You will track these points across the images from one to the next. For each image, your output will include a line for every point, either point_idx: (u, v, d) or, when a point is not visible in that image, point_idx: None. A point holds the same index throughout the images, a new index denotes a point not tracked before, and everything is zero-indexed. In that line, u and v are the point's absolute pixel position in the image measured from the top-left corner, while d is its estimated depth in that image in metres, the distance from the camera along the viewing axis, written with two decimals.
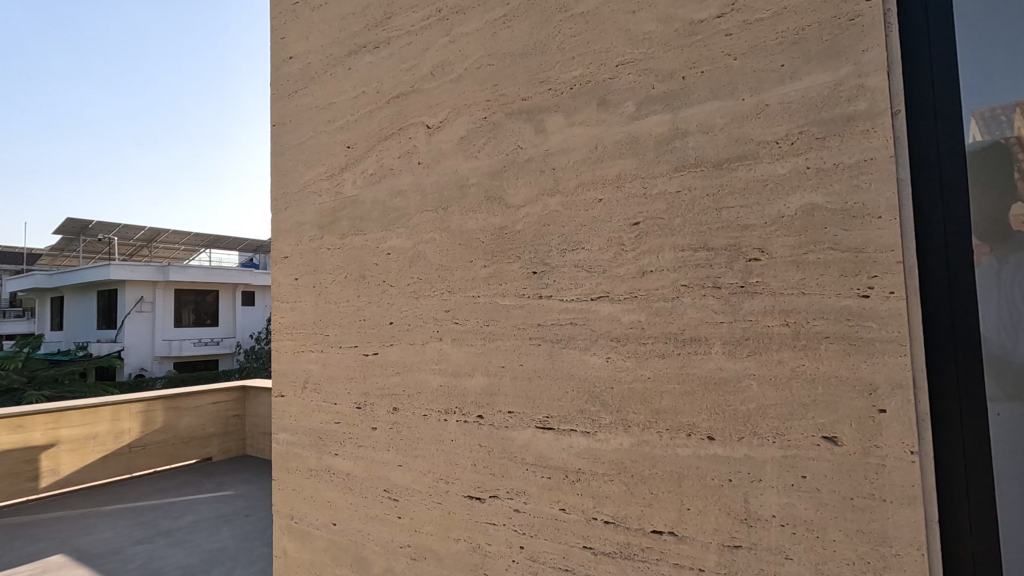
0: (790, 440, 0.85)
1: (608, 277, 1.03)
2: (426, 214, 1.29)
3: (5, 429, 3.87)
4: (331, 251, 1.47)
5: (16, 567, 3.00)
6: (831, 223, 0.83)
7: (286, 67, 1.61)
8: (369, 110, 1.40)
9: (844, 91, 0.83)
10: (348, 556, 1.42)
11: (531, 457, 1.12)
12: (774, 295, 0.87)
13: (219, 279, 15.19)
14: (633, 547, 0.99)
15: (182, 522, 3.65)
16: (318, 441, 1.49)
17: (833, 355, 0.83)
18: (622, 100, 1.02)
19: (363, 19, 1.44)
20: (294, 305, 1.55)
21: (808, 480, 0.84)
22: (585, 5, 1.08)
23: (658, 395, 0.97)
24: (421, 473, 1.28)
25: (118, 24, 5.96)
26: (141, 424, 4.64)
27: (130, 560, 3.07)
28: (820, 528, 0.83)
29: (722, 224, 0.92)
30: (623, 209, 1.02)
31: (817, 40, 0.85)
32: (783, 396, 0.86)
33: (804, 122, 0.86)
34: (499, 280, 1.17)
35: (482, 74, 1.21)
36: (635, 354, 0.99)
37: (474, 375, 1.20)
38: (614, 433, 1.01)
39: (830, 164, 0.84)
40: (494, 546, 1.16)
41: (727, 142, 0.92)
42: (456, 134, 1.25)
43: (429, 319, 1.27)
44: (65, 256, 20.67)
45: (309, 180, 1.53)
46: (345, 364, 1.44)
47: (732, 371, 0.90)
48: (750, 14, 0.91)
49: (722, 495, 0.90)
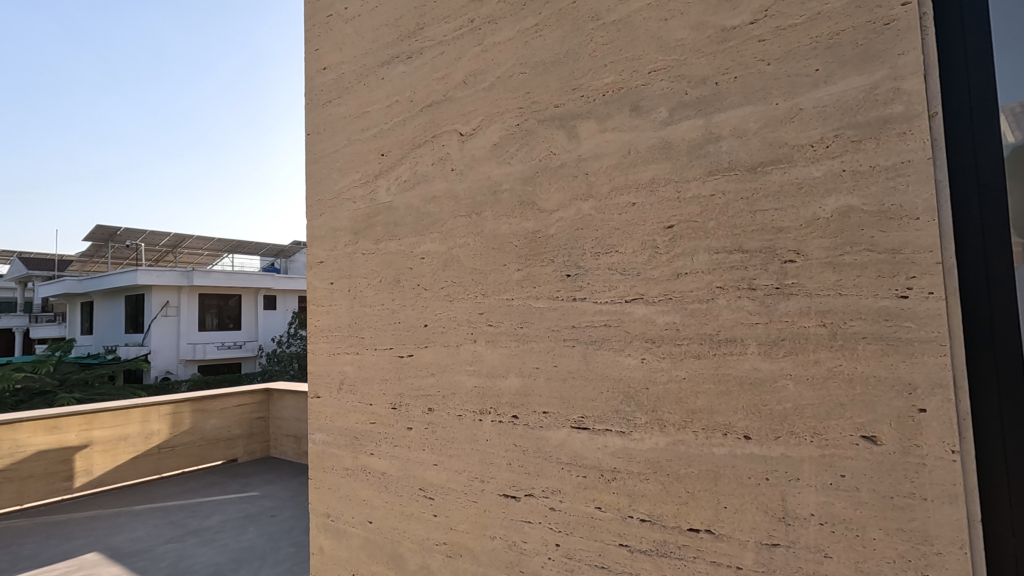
0: (828, 440, 0.86)
1: (642, 279, 1.05)
2: (460, 219, 1.32)
3: (42, 430, 4.02)
4: (365, 256, 1.52)
5: (53, 564, 3.10)
6: (868, 224, 0.84)
7: (320, 77, 1.66)
8: (403, 119, 1.44)
9: (880, 93, 0.84)
10: (384, 553, 1.45)
11: (566, 456, 1.14)
12: (810, 296, 0.88)
13: (241, 283, 15.65)
14: (670, 545, 1.01)
15: (210, 522, 3.74)
16: (354, 441, 1.53)
17: (872, 355, 0.84)
18: (655, 106, 1.04)
19: (396, 30, 1.48)
20: (329, 309, 1.60)
21: (847, 479, 0.85)
22: (617, 13, 1.10)
23: (694, 395, 0.98)
24: (456, 472, 1.31)
25: (144, 34, 6.22)
26: (171, 425, 4.76)
27: (161, 560, 3.15)
28: (859, 526, 0.84)
29: (756, 227, 0.93)
30: (657, 214, 1.04)
31: (852, 44, 0.86)
32: (820, 396, 0.87)
33: (839, 125, 0.87)
34: (533, 283, 1.19)
35: (514, 82, 1.24)
36: (670, 355, 1.01)
37: (508, 376, 1.23)
38: (650, 433, 1.03)
39: (866, 167, 0.85)
40: (530, 544, 1.19)
41: (760, 146, 0.93)
42: (489, 141, 1.28)
43: (463, 321, 1.30)
44: (94, 262, 21.27)
45: (343, 187, 1.58)
46: (379, 366, 1.48)
47: (768, 371, 0.91)
48: (783, 19, 0.92)
49: (759, 494, 0.92)
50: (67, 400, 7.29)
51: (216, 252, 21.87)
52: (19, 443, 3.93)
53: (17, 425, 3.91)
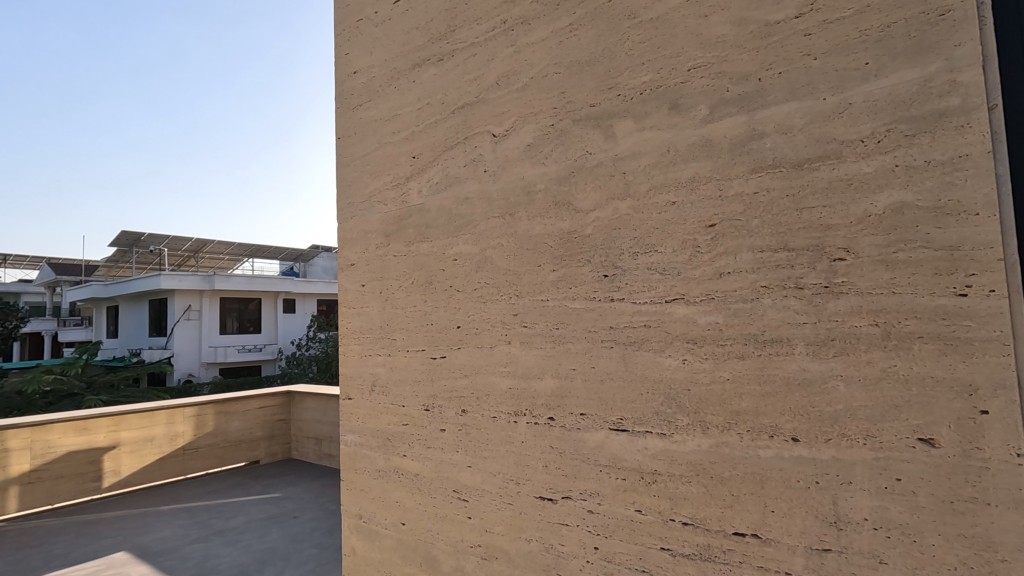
0: (882, 443, 0.84)
1: (683, 279, 1.03)
2: (493, 221, 1.32)
3: (72, 431, 4.10)
4: (397, 258, 1.52)
5: (84, 562, 3.17)
6: (923, 221, 0.82)
7: (350, 81, 1.68)
8: (434, 121, 1.45)
9: (935, 86, 0.82)
10: (417, 555, 1.46)
11: (604, 458, 1.13)
12: (862, 294, 0.86)
13: (261, 287, 15.84)
14: (714, 549, 0.99)
15: (234, 522, 3.79)
16: (386, 443, 1.54)
17: (928, 356, 0.81)
18: (695, 103, 1.03)
19: (427, 33, 1.49)
20: (360, 311, 1.61)
21: (903, 483, 0.83)
22: (654, 11, 1.09)
23: (738, 396, 0.97)
24: (491, 474, 1.30)
25: (168, 41, 6.41)
26: (195, 427, 4.83)
27: (187, 559, 3.20)
28: (916, 532, 0.82)
29: (803, 225, 0.91)
30: (698, 211, 1.02)
31: (904, 36, 0.84)
32: (873, 397, 0.85)
33: (891, 119, 0.85)
34: (569, 284, 1.18)
35: (548, 82, 1.24)
36: (712, 356, 0.99)
37: (544, 378, 1.22)
38: (691, 434, 1.01)
39: (921, 162, 0.83)
40: (567, 547, 1.18)
41: (807, 142, 0.91)
42: (523, 141, 1.27)
43: (497, 323, 1.30)
44: (120, 267, 21.79)
45: (374, 190, 1.59)
46: (411, 367, 1.48)
47: (817, 371, 0.89)
48: (831, 13, 0.91)
49: (809, 498, 0.90)
50: (94, 402, 7.43)
51: (236, 256, 22.19)
52: (50, 444, 4.01)
53: (48, 426, 3.99)
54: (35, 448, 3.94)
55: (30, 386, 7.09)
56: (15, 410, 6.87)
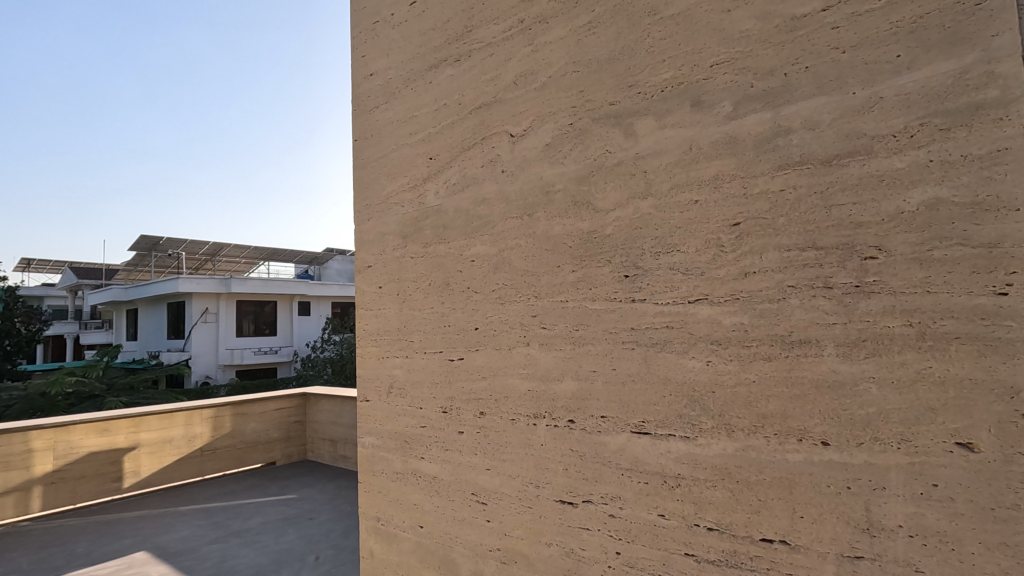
0: (918, 447, 0.82)
1: (707, 279, 1.01)
2: (511, 221, 1.31)
3: (93, 432, 4.16)
4: (414, 259, 1.52)
5: (105, 562, 3.21)
6: (959, 217, 0.80)
7: (366, 83, 1.68)
8: (451, 122, 1.44)
9: (971, 78, 0.79)
10: (436, 558, 1.45)
11: (626, 461, 1.11)
12: (895, 294, 0.84)
13: (276, 289, 16.04)
14: (741, 556, 0.96)
15: (251, 523, 3.82)
16: (404, 445, 1.53)
17: (965, 357, 0.79)
18: (718, 99, 1.01)
19: (444, 34, 1.48)
20: (378, 313, 1.61)
21: (939, 489, 0.80)
22: (676, 7, 1.07)
23: (765, 399, 0.94)
24: (510, 477, 1.29)
25: None
26: (212, 428, 4.88)
27: (205, 560, 3.22)
28: (955, 540, 0.79)
29: (832, 223, 0.89)
30: (722, 210, 1.00)
31: (937, 28, 0.82)
32: (907, 400, 0.83)
33: (924, 113, 0.82)
34: (589, 285, 1.17)
35: (567, 81, 1.22)
36: (737, 357, 0.97)
37: (564, 380, 1.20)
38: (716, 438, 0.99)
39: (956, 156, 0.80)
40: (588, 551, 1.16)
41: (836, 137, 0.89)
42: (541, 141, 1.26)
43: (516, 324, 1.29)
44: (140, 271, 22.19)
45: (391, 192, 1.59)
46: (429, 369, 1.47)
47: (847, 373, 0.87)
48: (860, 5, 0.88)
49: (840, 504, 0.87)
50: (114, 404, 7.53)
51: (252, 259, 22.46)
52: (72, 444, 4.08)
53: (70, 427, 4.05)
54: (57, 449, 4.01)
55: (53, 388, 7.21)
56: (38, 411, 7.01)
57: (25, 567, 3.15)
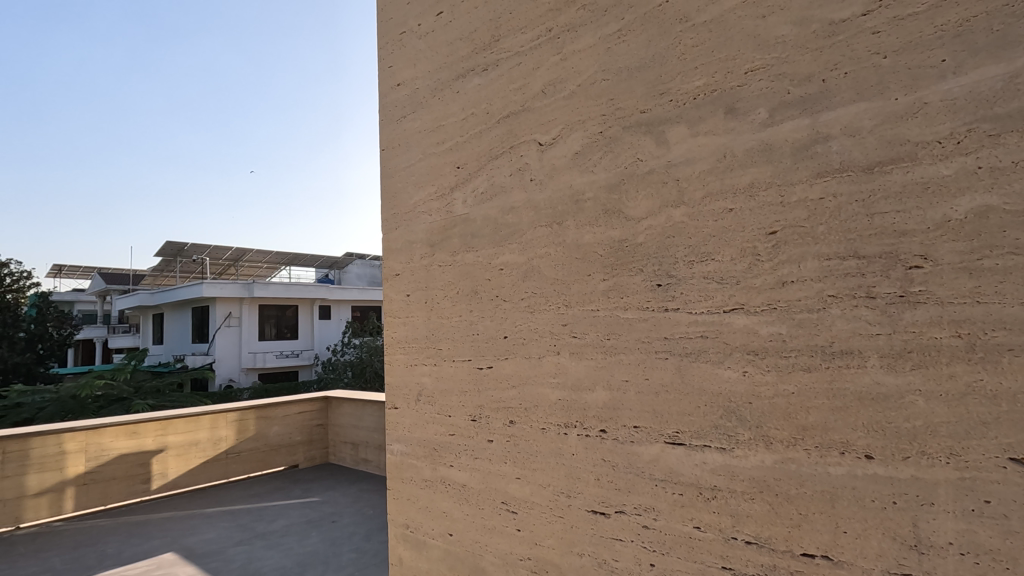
0: (967, 461, 0.80)
1: (743, 288, 1.00)
2: (540, 230, 1.31)
3: (123, 435, 4.26)
4: (442, 268, 1.53)
5: (135, 562, 3.28)
6: (1011, 225, 0.78)
7: (394, 93, 1.69)
8: (479, 131, 1.45)
9: (1022, 83, 0.77)
10: (466, 566, 1.45)
11: (660, 472, 1.10)
12: (942, 304, 0.82)
13: (298, 294, 16.28)
14: (780, 570, 0.95)
15: (276, 526, 3.86)
16: (433, 453, 1.54)
17: (1020, 369, 0.76)
18: (753, 107, 1.00)
19: (470, 44, 1.49)
20: (406, 321, 1.62)
21: (992, 505, 0.78)
22: (708, 14, 1.07)
23: (805, 411, 0.92)
24: (542, 486, 1.28)
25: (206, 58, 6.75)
26: (237, 431, 4.96)
27: (232, 561, 3.27)
28: (1009, 558, 0.77)
29: (875, 231, 0.87)
30: (758, 218, 0.99)
31: (985, 31, 0.80)
32: (956, 413, 0.81)
33: (972, 119, 0.81)
34: (620, 293, 1.16)
35: (596, 90, 1.22)
36: (775, 368, 0.95)
37: (596, 390, 1.19)
38: (754, 450, 0.97)
39: (1006, 163, 0.78)
40: (622, 563, 1.15)
41: (878, 144, 0.87)
42: (570, 149, 1.26)
43: (546, 333, 1.29)
44: (166, 275, 22.68)
45: (419, 200, 1.60)
46: (458, 377, 1.48)
47: (892, 386, 0.85)
48: (902, 9, 0.87)
49: (885, 519, 0.85)
50: (142, 407, 7.68)
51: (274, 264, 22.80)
52: (103, 446, 4.18)
53: (101, 430, 4.16)
54: (89, 451, 4.11)
55: (85, 391, 7.39)
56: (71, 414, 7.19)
57: (59, 566, 3.24)
